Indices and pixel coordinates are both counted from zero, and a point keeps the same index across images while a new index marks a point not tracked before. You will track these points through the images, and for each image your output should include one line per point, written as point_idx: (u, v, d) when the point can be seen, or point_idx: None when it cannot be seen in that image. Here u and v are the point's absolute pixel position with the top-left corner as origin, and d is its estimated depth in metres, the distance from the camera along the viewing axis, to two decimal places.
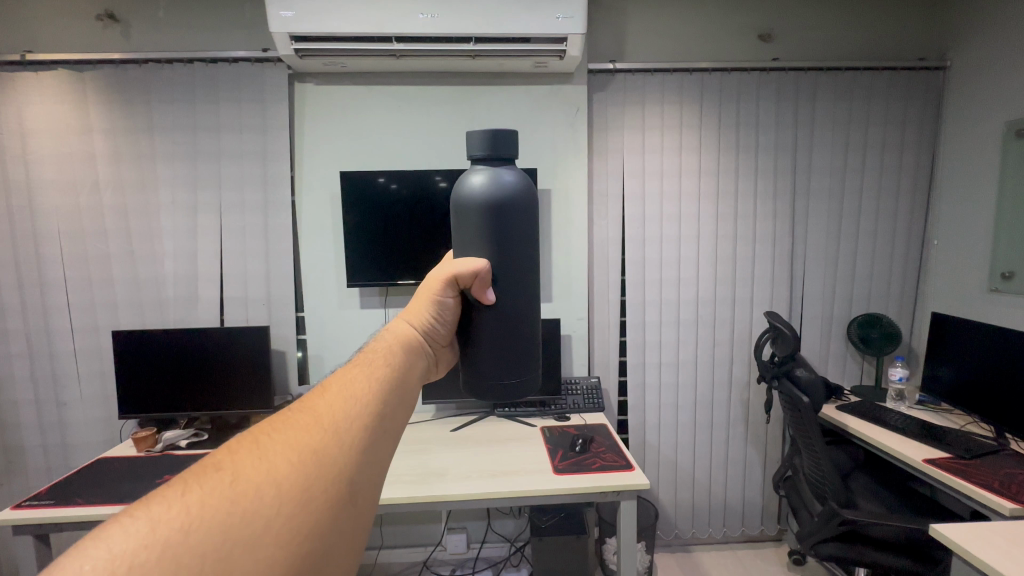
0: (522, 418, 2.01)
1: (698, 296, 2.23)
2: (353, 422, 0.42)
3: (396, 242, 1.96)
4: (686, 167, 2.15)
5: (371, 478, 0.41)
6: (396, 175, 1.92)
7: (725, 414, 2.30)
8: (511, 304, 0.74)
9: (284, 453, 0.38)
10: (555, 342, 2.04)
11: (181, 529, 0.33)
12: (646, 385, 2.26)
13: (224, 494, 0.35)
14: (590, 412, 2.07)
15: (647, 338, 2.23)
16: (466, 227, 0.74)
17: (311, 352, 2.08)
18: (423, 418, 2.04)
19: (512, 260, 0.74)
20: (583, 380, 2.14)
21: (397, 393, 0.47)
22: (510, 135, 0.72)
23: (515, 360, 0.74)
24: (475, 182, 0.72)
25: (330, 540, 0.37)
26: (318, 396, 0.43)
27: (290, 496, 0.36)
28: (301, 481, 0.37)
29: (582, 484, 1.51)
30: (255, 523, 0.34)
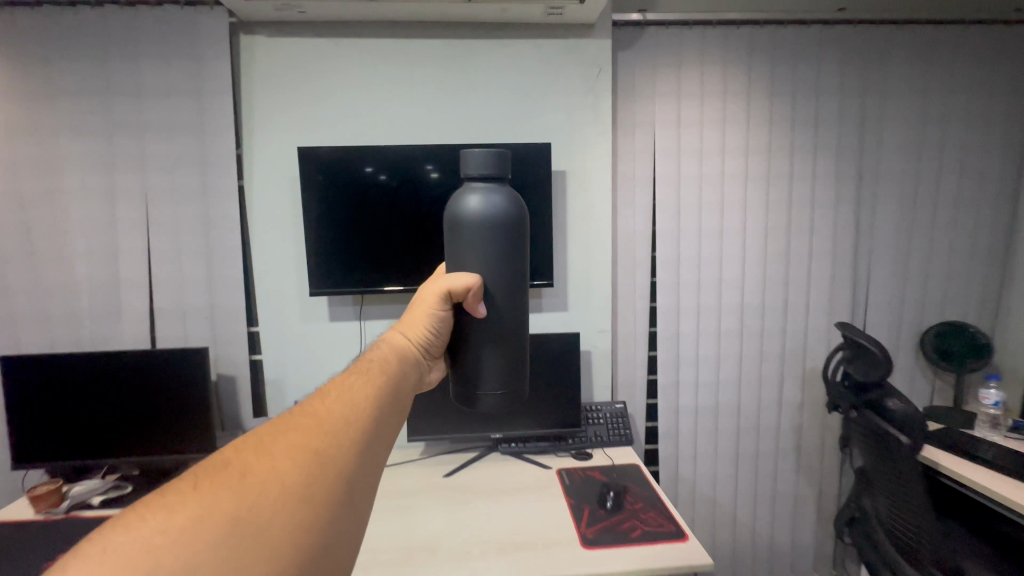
0: (532, 456, 1.62)
1: (743, 301, 1.84)
2: (353, 428, 0.46)
3: (374, 240, 1.55)
4: (730, 144, 1.75)
5: (366, 483, 0.45)
6: (379, 162, 1.51)
7: (773, 442, 1.92)
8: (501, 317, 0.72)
9: (287, 455, 0.42)
10: (573, 363, 1.64)
11: (195, 520, 0.38)
12: (679, 410, 1.87)
13: (233, 493, 0.40)
14: (615, 447, 1.68)
15: (682, 354, 1.84)
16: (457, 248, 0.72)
17: (269, 377, 1.66)
18: (410, 458, 1.64)
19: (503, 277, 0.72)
20: (604, 405, 1.76)
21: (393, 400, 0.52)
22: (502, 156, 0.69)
23: (507, 367, 0.73)
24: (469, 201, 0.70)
25: (332, 536, 0.41)
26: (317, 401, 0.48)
27: (294, 496, 0.40)
28: (306, 480, 0.41)
29: (621, 567, 1.11)
30: (264, 522, 0.39)
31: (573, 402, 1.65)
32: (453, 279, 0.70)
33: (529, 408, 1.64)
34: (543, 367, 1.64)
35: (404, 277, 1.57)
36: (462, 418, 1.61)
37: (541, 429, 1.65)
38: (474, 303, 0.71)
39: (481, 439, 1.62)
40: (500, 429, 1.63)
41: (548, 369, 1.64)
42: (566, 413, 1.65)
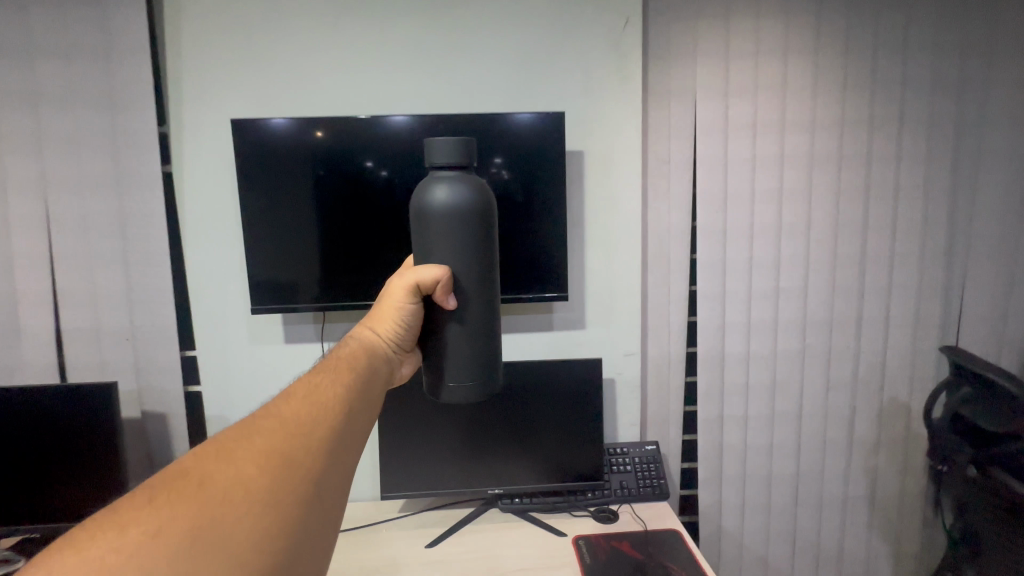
0: (539, 516, 1.27)
1: (805, 315, 1.46)
2: (315, 432, 0.54)
3: (356, 249, 1.24)
4: (792, 118, 1.38)
5: (332, 478, 0.54)
6: (382, 155, 1.20)
7: (839, 488, 1.55)
8: (469, 306, 0.77)
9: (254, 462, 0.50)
10: (592, 396, 1.28)
11: (171, 519, 0.46)
12: (723, 450, 1.51)
13: (204, 495, 0.48)
14: (646, 502, 1.32)
15: (726, 381, 1.48)
16: (427, 240, 0.75)
17: (210, 412, 1.33)
18: (386, 516, 1.30)
19: (471, 266, 0.76)
20: (631, 447, 1.39)
21: (357, 403, 0.58)
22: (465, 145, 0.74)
23: (479, 354, 0.78)
24: (434, 193, 0.74)
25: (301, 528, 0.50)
26: (283, 407, 0.56)
27: (260, 498, 0.48)
28: (270, 481, 0.50)
29: None
30: (237, 516, 0.47)
31: (593, 446, 1.29)
32: (422, 272, 0.75)
33: (535, 455, 1.28)
34: (554, 402, 1.28)
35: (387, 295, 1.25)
36: (451, 467, 1.27)
37: (551, 480, 1.29)
38: (442, 294, 0.75)
39: (475, 494, 1.27)
40: (500, 481, 1.28)
41: (560, 404, 1.28)
42: (583, 461, 1.29)
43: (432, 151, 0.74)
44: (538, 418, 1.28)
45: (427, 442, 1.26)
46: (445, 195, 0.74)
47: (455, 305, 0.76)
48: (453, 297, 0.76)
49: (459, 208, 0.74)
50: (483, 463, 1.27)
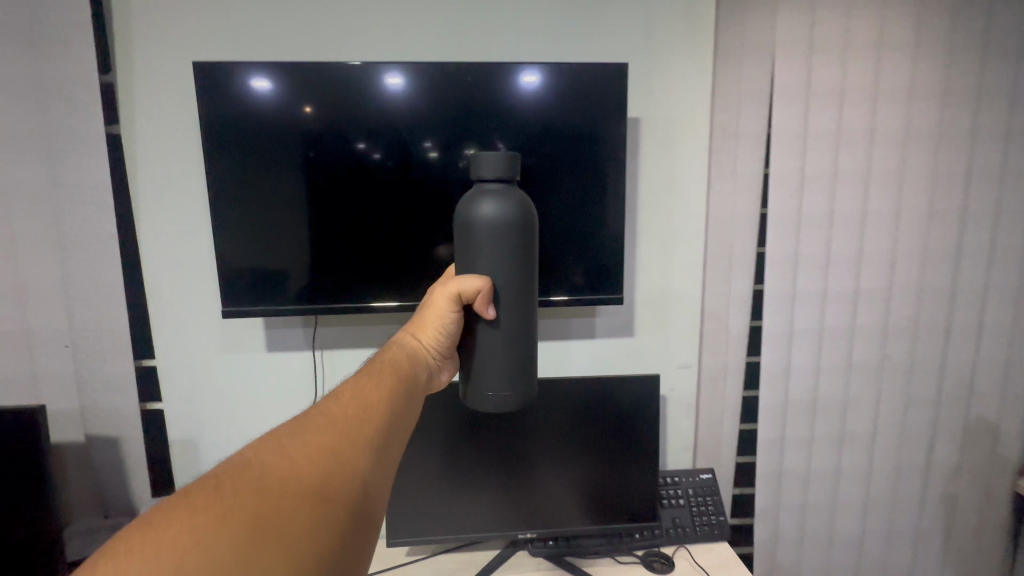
0: (578, 564, 1.05)
1: (886, 321, 1.24)
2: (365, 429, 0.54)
3: (326, 245, 0.99)
4: (886, 84, 1.14)
5: (380, 480, 0.53)
6: (373, 132, 0.96)
7: (913, 519, 1.34)
8: (512, 321, 0.64)
9: (307, 457, 0.50)
10: (645, 419, 1.06)
11: (236, 513, 0.44)
12: (784, 477, 1.29)
13: (264, 484, 0.47)
14: (704, 545, 1.10)
15: (792, 396, 1.26)
16: (467, 249, 0.64)
17: (175, 434, 1.08)
18: (392, 562, 1.07)
19: (518, 280, 0.63)
20: (683, 477, 1.17)
21: (400, 407, 0.59)
22: (511, 158, 0.62)
23: (517, 375, 0.65)
24: (478, 207, 0.62)
25: (356, 525, 0.48)
26: (332, 406, 0.55)
27: (319, 489, 0.48)
28: (322, 479, 0.49)
29: None
30: (291, 510, 0.46)
31: (643, 478, 1.07)
32: (462, 280, 0.63)
33: (572, 489, 1.06)
34: (597, 427, 1.06)
35: (400, 296, 1.02)
36: (473, 506, 1.05)
37: (592, 519, 1.07)
38: (483, 305, 0.63)
39: (502, 538, 1.05)
40: (530, 522, 1.06)
41: (603, 428, 1.06)
42: (630, 495, 1.07)
43: (477, 163, 0.62)
44: (576, 446, 1.05)
45: (444, 476, 1.04)
46: (492, 201, 0.62)
47: (494, 318, 0.64)
48: (493, 308, 0.63)
49: (505, 227, 0.61)
50: (511, 499, 1.05)
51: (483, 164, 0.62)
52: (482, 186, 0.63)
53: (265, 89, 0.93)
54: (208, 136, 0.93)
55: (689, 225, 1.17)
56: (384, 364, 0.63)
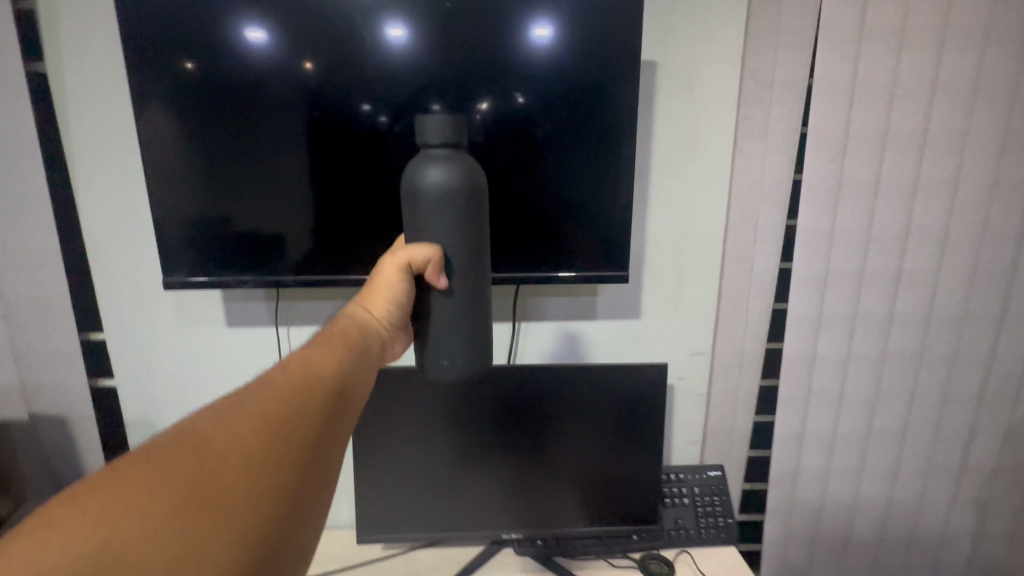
0: (568, 566, 0.96)
1: (929, 306, 1.09)
2: (319, 393, 0.48)
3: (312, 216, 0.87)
4: (957, 25, 0.95)
5: (336, 443, 0.48)
6: (381, 91, 0.82)
7: (940, 522, 1.22)
8: (469, 291, 0.57)
9: (244, 437, 0.43)
10: (651, 413, 0.94)
11: (163, 499, 0.38)
12: (800, 474, 1.17)
13: (196, 465, 0.40)
14: (708, 549, 1.00)
15: (816, 387, 1.12)
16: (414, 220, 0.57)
17: (130, 413, 0.99)
18: (365, 556, 0.98)
19: (473, 248, 0.57)
20: (689, 474, 1.05)
21: (358, 369, 0.53)
22: (460, 120, 0.55)
23: (476, 348, 0.58)
24: (422, 174, 0.54)
25: (310, 497, 0.44)
26: (278, 371, 0.48)
27: (264, 465, 0.42)
28: (265, 455, 0.43)
29: None
30: (226, 500, 0.40)
31: (647, 476, 0.96)
32: (409, 249, 0.56)
33: (566, 486, 0.95)
34: (596, 419, 0.94)
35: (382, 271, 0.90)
36: (454, 500, 0.95)
37: (585, 518, 0.96)
38: (434, 274, 0.56)
39: (485, 536, 0.95)
40: (518, 520, 0.96)
41: (602, 420, 0.94)
42: (630, 493, 0.96)
43: (423, 126, 0.54)
44: (571, 439, 0.94)
45: (423, 468, 0.94)
46: (439, 162, 0.54)
47: (448, 289, 0.57)
48: (447, 276, 0.56)
49: (451, 199, 0.54)
50: (496, 495, 0.95)
51: (427, 121, 0.54)
52: (427, 145, 0.55)
53: (263, 40, 0.80)
54: (192, 74, 0.80)
55: (709, 192, 1.02)
56: (331, 336, 0.54)
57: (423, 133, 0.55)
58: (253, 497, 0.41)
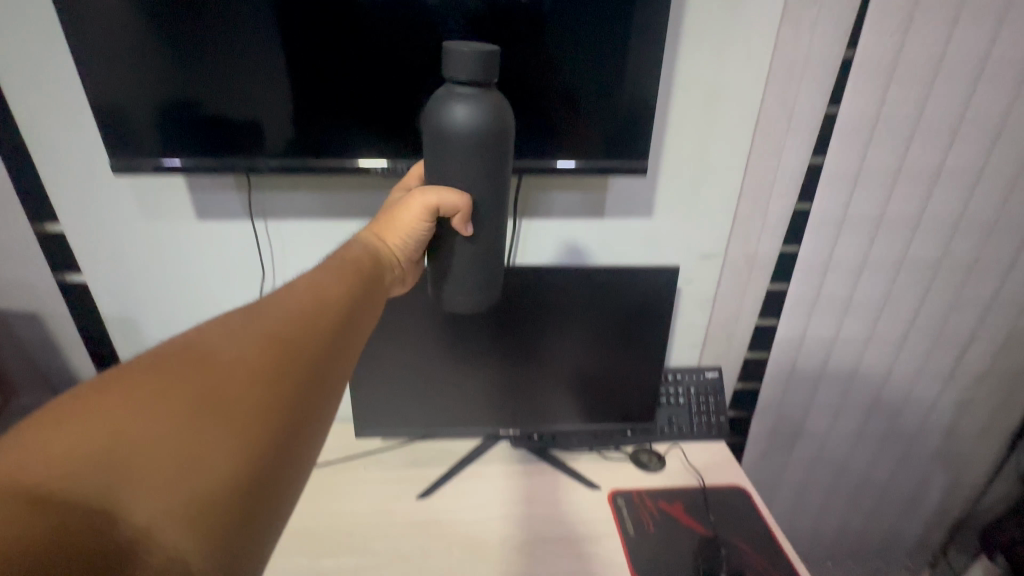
0: (562, 458, 0.98)
1: (961, 209, 1.01)
2: (324, 317, 0.49)
3: (289, 93, 0.73)
4: None
5: (337, 368, 0.49)
6: None
7: (920, 420, 1.27)
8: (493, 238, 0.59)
9: (252, 352, 0.44)
10: (656, 315, 0.90)
11: (166, 408, 0.39)
12: (794, 375, 1.18)
13: (201, 377, 0.41)
14: (698, 444, 1.03)
15: (826, 293, 1.08)
16: (437, 160, 0.54)
17: (106, 311, 0.94)
18: (365, 448, 1.00)
19: (496, 191, 0.56)
20: (687, 375, 1.05)
21: (361, 298, 0.54)
22: (488, 51, 0.49)
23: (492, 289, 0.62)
24: (449, 112, 0.50)
25: (308, 414, 0.45)
26: (286, 295, 0.49)
27: (268, 382, 0.43)
28: (269, 373, 0.43)
29: None
30: (232, 411, 0.41)
31: (647, 378, 0.95)
32: (436, 193, 0.55)
33: (564, 385, 0.95)
34: (597, 321, 0.90)
35: (372, 146, 0.77)
36: (452, 398, 0.94)
37: (582, 416, 0.97)
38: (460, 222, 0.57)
39: (484, 431, 0.97)
40: (516, 416, 0.96)
41: (604, 323, 0.90)
42: (627, 393, 0.96)
43: (450, 57, 0.49)
44: (572, 340, 0.91)
45: (420, 368, 0.92)
46: (467, 101, 0.50)
47: (470, 235, 0.58)
48: (473, 224, 0.57)
49: (478, 141, 0.51)
50: (494, 393, 0.94)
51: (455, 53, 0.49)
52: (453, 77, 0.51)
53: None
54: None
55: (744, 71, 0.87)
56: (347, 259, 0.56)
57: (450, 66, 0.50)
58: (258, 411, 0.42)
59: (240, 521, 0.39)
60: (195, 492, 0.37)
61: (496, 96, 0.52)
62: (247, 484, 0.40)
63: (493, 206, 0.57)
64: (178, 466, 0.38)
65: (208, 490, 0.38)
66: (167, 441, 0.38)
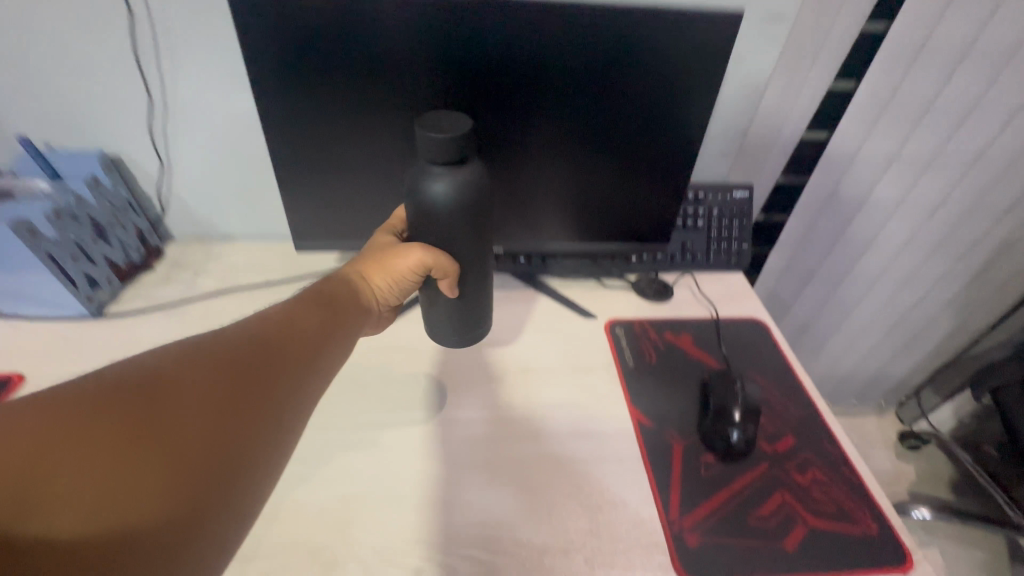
0: (555, 285, 0.84)
1: None
2: (298, 353, 0.44)
3: None
4: None
5: (304, 402, 0.43)
6: None
7: (960, 264, 1.10)
8: (481, 286, 0.60)
9: (224, 376, 0.38)
10: (692, 98, 0.66)
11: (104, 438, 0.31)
12: (833, 199, 1.03)
13: (154, 404, 0.34)
14: (712, 275, 0.88)
15: (908, 88, 0.87)
16: (422, 232, 0.53)
17: None
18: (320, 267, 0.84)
19: (481, 252, 0.56)
20: (711, 193, 0.84)
21: (337, 330, 0.49)
22: (464, 128, 0.47)
23: (477, 326, 0.64)
24: (430, 191, 0.49)
25: (270, 455, 0.39)
26: (261, 325, 0.43)
27: (236, 417, 0.37)
28: (238, 408, 0.37)
29: None
30: (191, 438, 0.34)
31: (666, 191, 0.75)
32: (423, 259, 0.54)
33: (561, 199, 0.75)
34: (613, 110, 0.67)
35: None
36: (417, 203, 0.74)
37: (581, 235, 0.79)
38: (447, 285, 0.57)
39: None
40: (500, 231, 0.77)
41: (624, 116, 0.67)
42: (639, 211, 0.77)
43: (425, 135, 0.46)
44: (575, 141, 0.69)
45: (375, 160, 0.70)
46: (444, 179, 0.48)
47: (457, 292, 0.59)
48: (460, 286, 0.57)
49: (462, 213, 0.51)
50: None
51: (427, 134, 0.46)
52: (427, 152, 0.47)
53: None
54: None
55: None
56: (329, 295, 0.52)
57: (423, 144, 0.47)
58: (221, 443, 0.36)
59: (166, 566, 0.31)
60: (124, 526, 0.30)
61: (476, 165, 0.50)
62: (186, 520, 0.33)
63: (481, 267, 0.57)
64: (111, 493, 0.30)
65: (142, 526, 0.30)
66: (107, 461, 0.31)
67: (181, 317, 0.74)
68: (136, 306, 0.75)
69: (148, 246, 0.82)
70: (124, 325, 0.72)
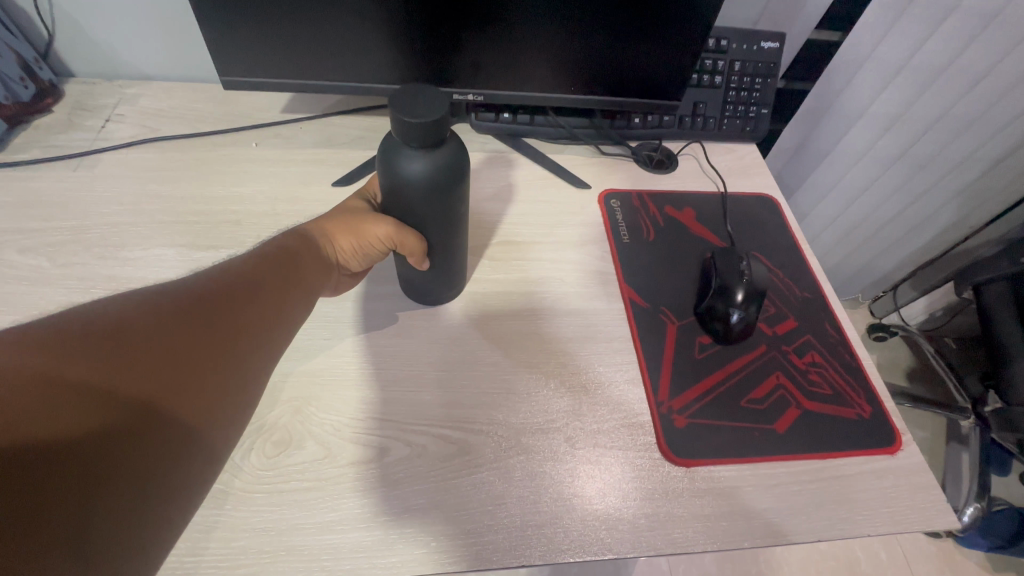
0: (545, 150, 0.72)
1: None
2: (270, 303, 0.39)
3: None
4: None
5: (276, 355, 0.39)
6: None
7: (985, 153, 0.99)
8: (454, 265, 0.52)
9: (191, 314, 0.33)
10: None
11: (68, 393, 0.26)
12: (866, 62, 0.90)
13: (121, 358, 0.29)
14: (722, 146, 0.76)
15: None
16: (393, 216, 0.45)
17: None
18: (262, 120, 0.69)
19: (455, 233, 0.48)
20: (735, 43, 0.71)
21: (307, 280, 0.43)
22: (444, 114, 0.37)
23: (444, 289, 0.54)
24: (400, 169, 0.40)
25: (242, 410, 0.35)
26: (228, 276, 0.38)
27: (212, 372, 0.33)
28: (212, 365, 0.33)
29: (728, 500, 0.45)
30: (154, 388, 0.29)
31: (680, 45, 0.62)
32: (390, 233, 0.46)
33: (558, 47, 0.61)
34: None
35: None
36: (363, 5, 0.56)
37: (575, 72, 0.64)
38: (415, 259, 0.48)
39: (416, 75, 0.63)
40: (475, 56, 0.61)
41: None
42: (648, 71, 0.64)
43: (397, 113, 0.37)
44: None
45: None
46: (419, 163, 0.40)
47: (430, 268, 0.50)
48: (432, 258, 0.49)
49: (435, 203, 0.43)
50: (451, 40, 0.60)
51: (400, 116, 0.37)
52: (402, 133, 0.38)
53: None
54: None
55: None
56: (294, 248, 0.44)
57: (396, 123, 0.38)
58: (184, 391, 0.31)
59: (114, 516, 0.26)
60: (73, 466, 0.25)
61: (457, 151, 0.41)
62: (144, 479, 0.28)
63: (454, 243, 0.49)
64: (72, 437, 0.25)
65: (93, 455, 0.26)
66: (61, 386, 0.26)
67: (89, 169, 0.61)
68: (30, 155, 0.62)
69: (37, 82, 0.66)
70: (18, 178, 0.59)
